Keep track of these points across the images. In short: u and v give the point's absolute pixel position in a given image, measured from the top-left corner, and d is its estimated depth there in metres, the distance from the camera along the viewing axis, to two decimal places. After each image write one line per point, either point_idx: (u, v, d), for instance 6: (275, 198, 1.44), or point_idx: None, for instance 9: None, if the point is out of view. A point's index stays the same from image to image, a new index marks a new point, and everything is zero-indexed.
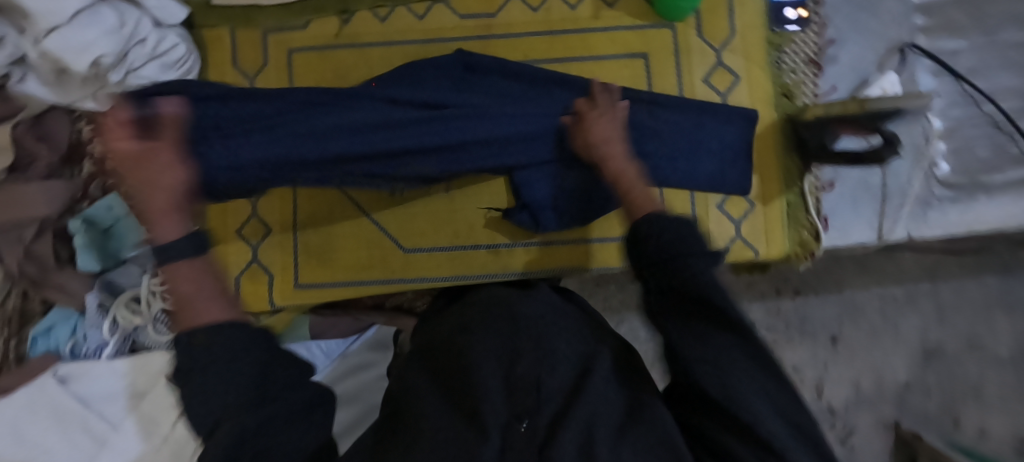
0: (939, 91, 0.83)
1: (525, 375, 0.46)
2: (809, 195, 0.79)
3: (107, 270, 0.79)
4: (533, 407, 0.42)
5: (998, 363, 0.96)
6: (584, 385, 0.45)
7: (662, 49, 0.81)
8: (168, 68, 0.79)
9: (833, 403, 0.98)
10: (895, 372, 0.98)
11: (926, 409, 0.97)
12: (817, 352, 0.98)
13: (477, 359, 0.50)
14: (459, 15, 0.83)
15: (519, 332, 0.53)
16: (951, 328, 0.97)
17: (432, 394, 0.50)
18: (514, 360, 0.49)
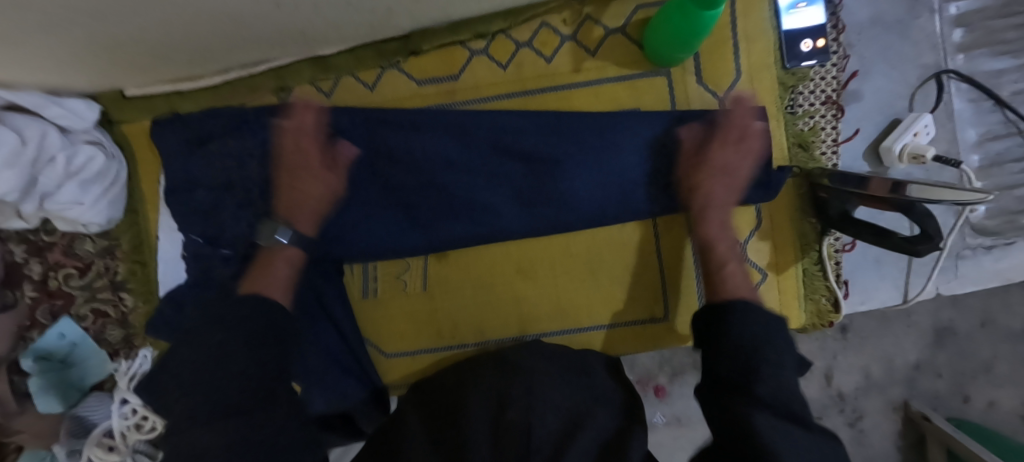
0: (979, 120, 0.71)
1: (511, 423, 0.52)
2: (828, 259, 0.71)
3: (72, 405, 0.73)
4: (522, 452, 0.49)
5: (1011, 337, 0.84)
6: (570, 439, 0.51)
7: (656, 102, 0.70)
8: (90, 185, 0.68)
9: (842, 390, 0.86)
10: (904, 354, 0.86)
11: (937, 390, 0.85)
12: (826, 343, 0.87)
13: (474, 403, 0.57)
14: (416, 80, 0.71)
15: (514, 379, 0.59)
16: (965, 308, 0.84)
17: (422, 430, 0.57)
18: (501, 405, 0.55)
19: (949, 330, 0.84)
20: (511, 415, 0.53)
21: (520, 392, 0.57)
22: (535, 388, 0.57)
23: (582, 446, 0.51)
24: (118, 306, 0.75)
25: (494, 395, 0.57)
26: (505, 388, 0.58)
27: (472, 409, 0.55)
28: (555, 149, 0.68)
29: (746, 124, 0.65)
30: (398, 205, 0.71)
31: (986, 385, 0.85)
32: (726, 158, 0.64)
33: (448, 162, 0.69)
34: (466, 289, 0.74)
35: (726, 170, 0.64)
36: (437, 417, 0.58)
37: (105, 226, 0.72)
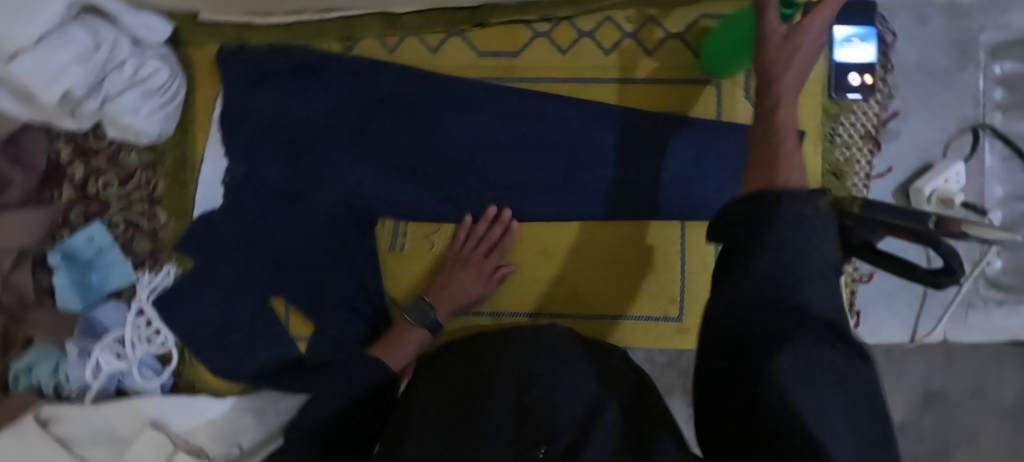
0: (1008, 179, 0.73)
1: (537, 404, 0.47)
2: (844, 288, 0.73)
3: (90, 308, 0.75)
4: (545, 436, 0.44)
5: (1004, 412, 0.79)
6: (597, 417, 0.46)
7: (703, 110, 0.72)
8: (149, 96, 0.70)
9: None
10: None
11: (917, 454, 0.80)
12: None
13: (492, 379, 0.53)
14: (477, 51, 0.73)
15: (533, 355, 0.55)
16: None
17: (435, 411, 0.53)
18: (525, 386, 0.50)
19: None
20: (532, 395, 0.49)
21: (543, 371, 0.52)
22: (557, 365, 0.53)
23: (610, 421, 0.46)
24: (151, 220, 0.77)
25: (515, 373, 0.52)
26: (526, 366, 0.53)
27: (494, 386, 0.51)
28: (601, 136, 0.71)
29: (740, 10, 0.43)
30: (438, 165, 0.72)
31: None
32: (807, 31, 0.36)
33: (494, 133, 0.71)
34: (489, 259, 0.76)
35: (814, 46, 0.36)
36: (455, 390, 0.54)
37: (155, 139, 0.74)
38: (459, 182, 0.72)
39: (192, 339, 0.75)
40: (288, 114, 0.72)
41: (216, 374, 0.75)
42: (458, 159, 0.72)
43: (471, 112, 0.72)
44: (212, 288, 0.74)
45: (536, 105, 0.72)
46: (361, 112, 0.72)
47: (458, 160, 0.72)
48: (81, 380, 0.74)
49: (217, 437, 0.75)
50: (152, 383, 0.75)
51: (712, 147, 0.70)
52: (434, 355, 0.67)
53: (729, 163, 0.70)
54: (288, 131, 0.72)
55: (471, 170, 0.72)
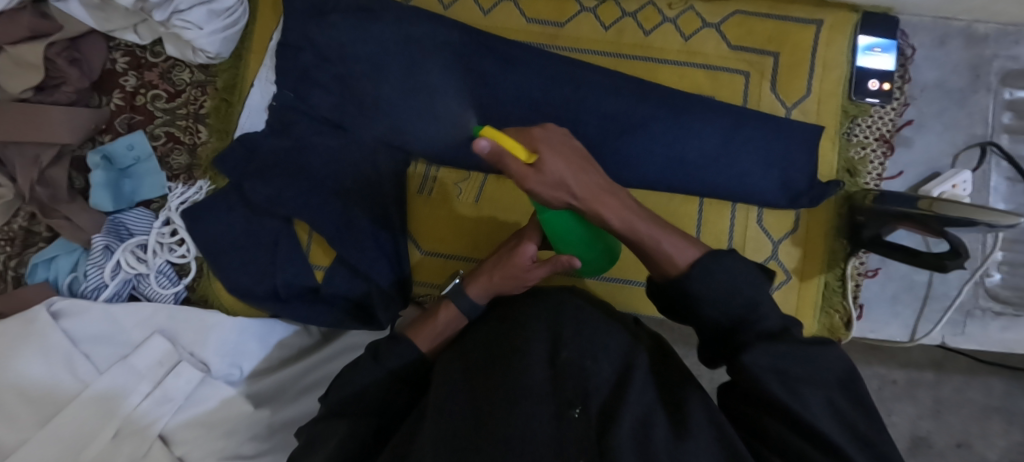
0: (1009, 198, 0.78)
1: (570, 364, 0.49)
2: (850, 279, 0.75)
3: (120, 211, 0.77)
4: (581, 397, 0.46)
5: None
6: (629, 377, 0.49)
7: (731, 96, 0.77)
8: (215, 17, 0.74)
9: None
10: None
11: None
12: None
13: (524, 335, 0.52)
14: (527, 18, 0.79)
15: (560, 314, 0.55)
16: (946, 424, 0.92)
17: (463, 363, 0.53)
18: (556, 343, 0.51)
19: (925, 442, 0.92)
20: (564, 356, 0.50)
21: (575, 333, 0.52)
22: (586, 325, 0.53)
23: (640, 379, 0.49)
24: (192, 136, 0.80)
25: (546, 333, 0.53)
26: (554, 325, 0.53)
27: (527, 346, 0.50)
28: (635, 107, 0.75)
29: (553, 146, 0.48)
30: (477, 115, 0.76)
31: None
32: (561, 159, 0.47)
33: (534, 94, 0.76)
34: (514, 212, 0.77)
35: (569, 158, 0.48)
36: (482, 348, 0.54)
37: (211, 60, 0.78)
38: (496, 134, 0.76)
39: (214, 254, 0.76)
40: (343, 51, 0.75)
41: (233, 291, 0.76)
42: (500, 113, 0.76)
43: (516, 70, 0.76)
44: (242, 206, 0.76)
45: (577, 72, 0.76)
46: (413, 57, 0.75)
47: (499, 114, 0.76)
48: (97, 280, 0.74)
49: (221, 355, 0.74)
50: (167, 292, 0.76)
51: (738, 129, 0.75)
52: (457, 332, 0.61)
53: (752, 147, 0.74)
54: (340, 66, 0.75)
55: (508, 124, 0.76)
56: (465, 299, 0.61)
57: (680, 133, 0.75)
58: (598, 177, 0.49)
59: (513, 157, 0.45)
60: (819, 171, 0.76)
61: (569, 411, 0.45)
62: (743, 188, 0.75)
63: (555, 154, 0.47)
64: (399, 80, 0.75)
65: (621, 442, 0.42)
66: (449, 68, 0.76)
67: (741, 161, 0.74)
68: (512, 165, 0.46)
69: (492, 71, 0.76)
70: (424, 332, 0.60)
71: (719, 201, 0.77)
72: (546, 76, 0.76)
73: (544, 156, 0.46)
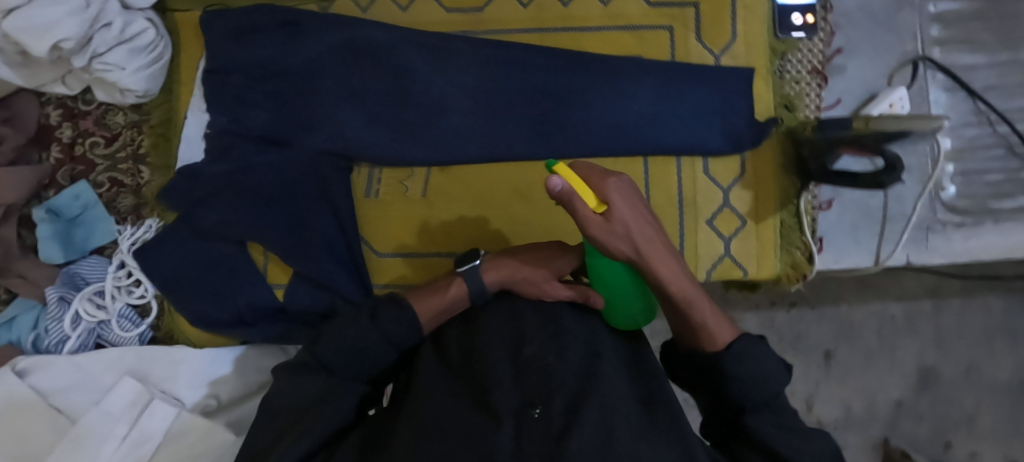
0: (952, 108, 0.78)
1: (534, 360, 0.44)
2: (805, 214, 0.75)
3: (72, 262, 0.77)
4: (545, 391, 0.40)
5: (995, 390, 0.94)
6: (597, 374, 0.44)
7: (658, 52, 0.77)
8: (136, 55, 0.74)
9: (822, 420, 0.94)
10: (887, 392, 0.94)
11: (918, 435, 0.94)
12: (809, 370, 0.95)
13: (490, 348, 0.48)
14: (445, 8, 0.79)
15: (531, 319, 0.51)
16: (950, 353, 0.94)
17: (429, 376, 0.49)
18: (521, 344, 0.47)
19: (933, 372, 0.94)
20: (530, 350, 0.46)
21: (542, 334, 0.49)
22: (563, 332, 0.49)
23: (609, 378, 0.44)
24: (134, 177, 0.80)
25: (510, 336, 0.49)
26: (521, 327, 0.50)
27: (492, 353, 0.47)
28: (565, 78, 0.75)
29: (630, 202, 0.40)
30: (411, 111, 0.76)
31: (968, 437, 0.94)
32: (634, 220, 0.40)
33: (464, 80, 0.76)
34: (465, 200, 0.77)
35: (642, 220, 0.41)
36: (448, 361, 0.50)
37: (141, 98, 0.78)
38: (434, 126, 0.76)
39: (173, 289, 0.76)
40: (272, 68, 0.76)
41: (198, 322, 0.76)
42: (434, 105, 0.76)
43: (442, 60, 0.76)
44: (194, 238, 0.76)
45: (502, 53, 0.76)
46: (342, 66, 0.76)
47: (434, 107, 0.76)
48: (59, 333, 0.74)
49: (194, 385, 0.75)
50: (130, 334, 0.76)
51: (670, 83, 0.75)
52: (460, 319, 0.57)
53: (687, 99, 0.74)
54: (270, 86, 0.76)
55: (443, 115, 0.76)
56: (477, 280, 0.56)
57: (614, 96, 0.75)
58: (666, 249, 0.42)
59: (581, 201, 0.39)
60: (755, 111, 0.75)
61: (529, 409, 0.39)
62: (686, 140, 0.74)
63: (631, 213, 0.40)
64: (329, 89, 0.75)
65: (580, 436, 0.35)
66: (376, 68, 0.76)
67: (678, 114, 0.74)
68: (579, 213, 0.39)
69: (419, 65, 0.76)
70: (430, 304, 0.56)
71: (663, 158, 0.76)
72: (474, 62, 0.76)
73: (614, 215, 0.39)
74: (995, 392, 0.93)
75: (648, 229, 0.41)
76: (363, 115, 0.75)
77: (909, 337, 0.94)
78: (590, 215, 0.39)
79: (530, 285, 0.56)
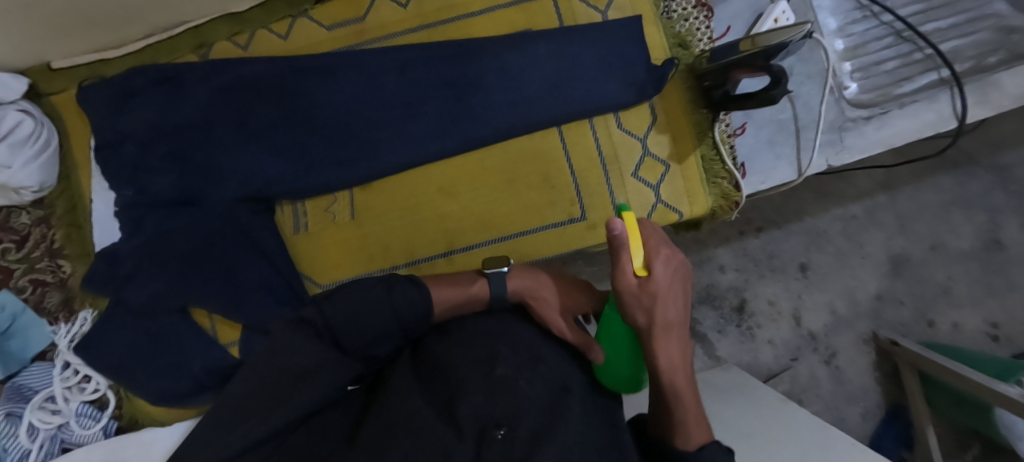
0: (838, 10, 0.80)
1: (504, 380, 0.42)
2: (723, 144, 0.76)
3: (13, 374, 0.74)
4: (510, 413, 0.38)
5: (964, 257, 0.98)
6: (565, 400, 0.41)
7: (546, 21, 0.77)
8: (19, 149, 0.70)
9: (813, 329, 0.97)
10: (865, 287, 0.98)
11: (903, 318, 0.98)
12: (790, 284, 0.98)
13: (459, 366, 0.45)
14: (326, 26, 0.77)
15: (503, 340, 0.48)
16: (914, 235, 0.98)
17: (403, 382, 0.45)
18: (493, 363, 0.44)
19: (903, 256, 0.98)
20: (502, 371, 0.43)
21: (515, 355, 0.45)
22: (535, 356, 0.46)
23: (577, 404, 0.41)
24: (56, 272, 0.77)
25: (483, 355, 0.46)
26: (495, 346, 0.47)
27: (462, 373, 0.43)
28: (461, 67, 0.75)
29: (671, 281, 0.40)
30: (321, 138, 0.75)
31: (949, 308, 0.98)
32: (666, 297, 0.39)
33: (365, 94, 0.75)
34: (394, 211, 0.76)
35: (671, 302, 0.40)
36: (416, 373, 0.47)
37: (39, 192, 0.75)
38: (350, 147, 0.75)
39: (126, 374, 0.74)
40: (163, 127, 0.73)
41: (161, 400, 0.74)
42: (345, 125, 0.75)
43: (335, 80, 0.75)
44: (135, 317, 0.74)
45: (395, 58, 0.75)
46: (237, 109, 0.74)
47: (346, 126, 0.75)
48: (20, 448, 0.70)
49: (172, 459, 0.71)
50: (91, 429, 0.74)
51: (563, 48, 0.75)
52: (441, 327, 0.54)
53: (585, 59, 0.75)
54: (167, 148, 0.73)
55: (355, 133, 0.75)
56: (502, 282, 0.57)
57: (513, 75, 0.75)
58: (679, 336, 0.41)
59: (624, 255, 0.39)
60: (652, 55, 0.76)
61: (492, 431, 0.37)
62: (593, 100, 0.75)
63: (668, 289, 0.39)
64: (233, 136, 0.74)
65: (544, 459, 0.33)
66: (273, 105, 0.74)
67: (581, 78, 0.75)
68: (622, 264, 0.40)
69: (317, 90, 0.75)
70: (448, 294, 0.57)
71: (575, 122, 0.77)
72: (372, 74, 0.75)
73: (651, 280, 0.39)
74: (962, 258, 0.98)
75: (676, 308, 0.40)
76: (275, 155, 0.74)
77: (875, 228, 0.98)
78: (632, 272, 0.39)
79: (541, 314, 0.55)
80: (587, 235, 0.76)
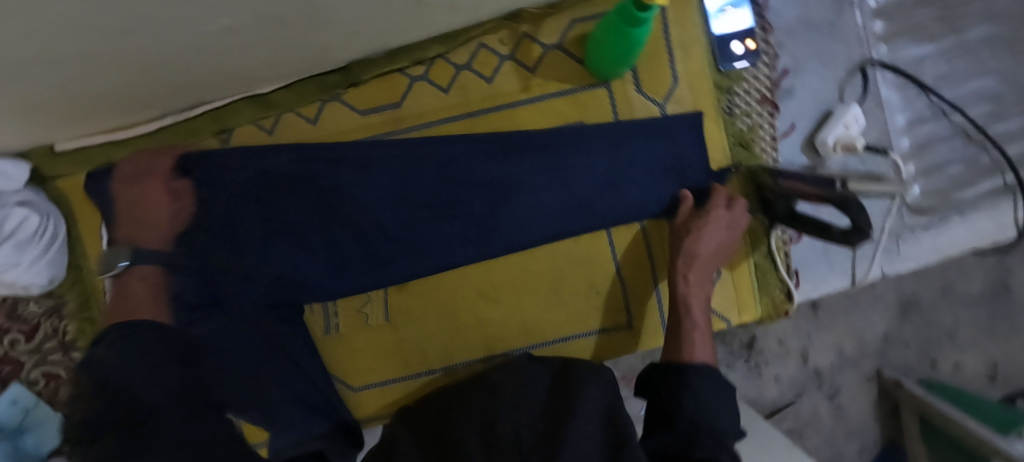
0: (907, 106, 0.75)
1: (506, 437, 0.46)
2: (777, 252, 0.73)
3: None
4: None
5: (971, 301, 0.90)
6: (565, 429, 0.47)
7: (600, 114, 0.71)
8: (25, 248, 0.65)
9: (819, 367, 0.89)
10: (873, 327, 0.89)
11: (907, 359, 0.90)
12: (801, 323, 0.89)
13: (462, 426, 0.51)
14: (359, 111, 0.71)
15: (499, 394, 0.56)
16: (927, 278, 0.89)
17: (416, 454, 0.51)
18: (491, 419, 0.50)
19: (914, 300, 0.89)
20: (500, 429, 0.48)
21: (510, 407, 0.52)
22: (520, 402, 0.53)
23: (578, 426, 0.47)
24: (69, 366, 0.73)
25: (483, 414, 0.52)
26: (492, 405, 0.53)
27: (464, 428, 0.50)
28: (506, 160, 0.69)
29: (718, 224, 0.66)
30: (350, 236, 0.70)
31: (951, 350, 0.90)
32: (713, 234, 0.66)
33: (399, 189, 0.69)
34: (429, 314, 0.73)
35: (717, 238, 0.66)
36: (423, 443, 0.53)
37: (48, 285, 0.70)
38: (379, 239, 0.70)
39: None
40: None
41: None
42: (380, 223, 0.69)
43: (368, 173, 0.69)
44: None
45: (435, 149, 0.69)
46: (264, 203, 0.68)
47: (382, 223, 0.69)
48: None
49: None
50: None
51: (619, 141, 0.69)
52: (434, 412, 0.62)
53: (643, 159, 0.69)
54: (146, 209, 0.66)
55: (388, 230, 0.70)
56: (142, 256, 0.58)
57: (568, 173, 0.69)
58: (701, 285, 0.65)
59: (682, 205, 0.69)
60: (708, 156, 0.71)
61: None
62: (648, 203, 0.70)
63: (719, 228, 0.66)
64: (254, 233, 0.67)
65: None
66: (302, 199, 0.68)
67: (640, 181, 0.70)
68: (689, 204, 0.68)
69: (347, 183, 0.69)
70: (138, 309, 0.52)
71: (626, 225, 0.72)
72: (406, 163, 0.69)
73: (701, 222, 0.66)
74: (971, 302, 0.89)
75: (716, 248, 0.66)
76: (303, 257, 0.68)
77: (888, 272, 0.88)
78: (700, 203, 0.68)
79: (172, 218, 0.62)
80: (630, 341, 0.74)
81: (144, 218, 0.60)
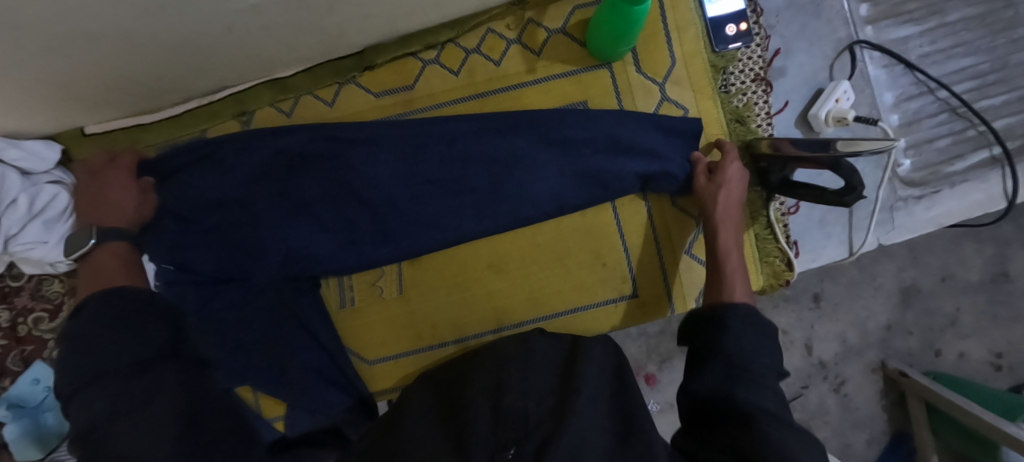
0: (894, 84, 0.79)
1: (511, 407, 0.46)
2: (776, 223, 0.76)
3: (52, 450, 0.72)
4: (520, 434, 0.42)
5: (971, 289, 0.91)
6: (571, 407, 0.46)
7: (603, 93, 0.75)
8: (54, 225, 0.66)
9: (823, 359, 0.90)
10: (874, 316, 0.91)
11: (910, 348, 0.91)
12: (803, 314, 0.91)
13: (471, 395, 0.51)
14: (374, 93, 0.75)
15: (508, 367, 0.56)
16: (926, 266, 0.90)
17: (423, 423, 0.51)
18: (500, 388, 0.50)
19: (914, 289, 0.90)
20: (508, 399, 0.47)
21: (520, 380, 0.52)
22: (529, 374, 0.53)
23: (582, 405, 0.47)
24: None
25: (492, 384, 0.52)
26: (502, 375, 0.54)
27: (471, 399, 0.50)
28: (510, 138, 0.71)
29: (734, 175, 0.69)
30: (363, 216, 0.71)
31: (953, 337, 0.91)
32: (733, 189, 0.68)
33: (409, 168, 0.71)
34: (441, 287, 0.76)
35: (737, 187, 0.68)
36: (434, 409, 0.54)
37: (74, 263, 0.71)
38: (391, 216, 0.72)
39: None
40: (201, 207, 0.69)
41: None
42: (392, 199, 0.71)
43: (381, 153, 0.71)
44: None
45: (445, 128, 0.72)
46: (280, 183, 0.69)
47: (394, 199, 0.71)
48: None
49: None
50: None
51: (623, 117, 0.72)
52: (447, 378, 0.64)
53: (645, 133, 0.71)
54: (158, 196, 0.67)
55: (399, 207, 0.72)
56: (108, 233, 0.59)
57: (574, 147, 0.71)
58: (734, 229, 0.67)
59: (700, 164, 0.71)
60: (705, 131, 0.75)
61: (502, 453, 0.40)
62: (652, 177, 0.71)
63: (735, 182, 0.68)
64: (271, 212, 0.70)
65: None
66: (316, 177, 0.70)
67: (644, 153, 0.71)
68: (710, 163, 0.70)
69: (359, 163, 0.71)
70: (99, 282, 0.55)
71: (629, 199, 0.75)
72: (417, 141, 0.71)
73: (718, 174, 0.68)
74: (971, 290, 0.90)
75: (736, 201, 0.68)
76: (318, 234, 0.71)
77: (887, 259, 0.90)
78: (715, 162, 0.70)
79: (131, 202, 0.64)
80: (636, 310, 0.76)
81: (106, 201, 0.63)
